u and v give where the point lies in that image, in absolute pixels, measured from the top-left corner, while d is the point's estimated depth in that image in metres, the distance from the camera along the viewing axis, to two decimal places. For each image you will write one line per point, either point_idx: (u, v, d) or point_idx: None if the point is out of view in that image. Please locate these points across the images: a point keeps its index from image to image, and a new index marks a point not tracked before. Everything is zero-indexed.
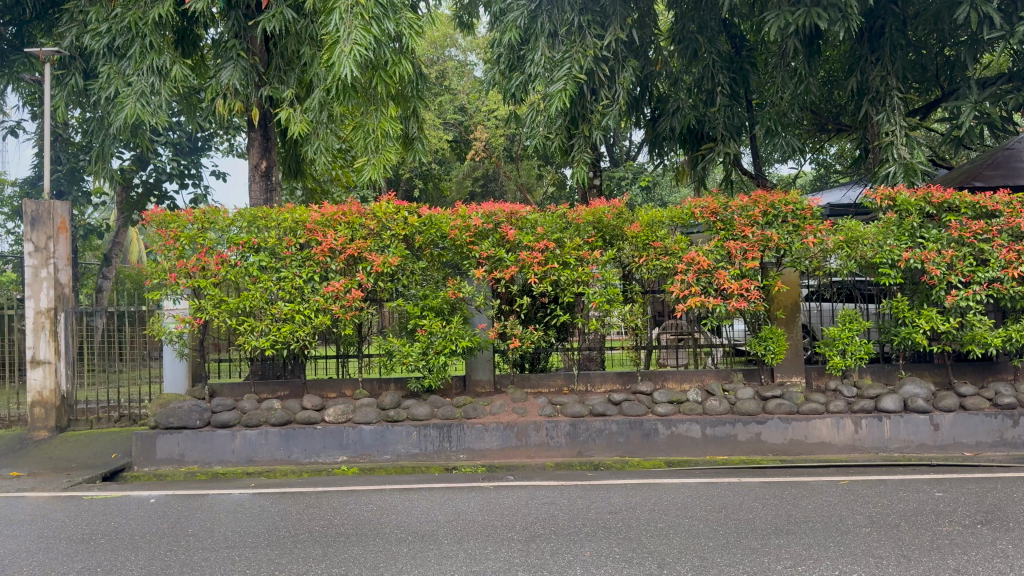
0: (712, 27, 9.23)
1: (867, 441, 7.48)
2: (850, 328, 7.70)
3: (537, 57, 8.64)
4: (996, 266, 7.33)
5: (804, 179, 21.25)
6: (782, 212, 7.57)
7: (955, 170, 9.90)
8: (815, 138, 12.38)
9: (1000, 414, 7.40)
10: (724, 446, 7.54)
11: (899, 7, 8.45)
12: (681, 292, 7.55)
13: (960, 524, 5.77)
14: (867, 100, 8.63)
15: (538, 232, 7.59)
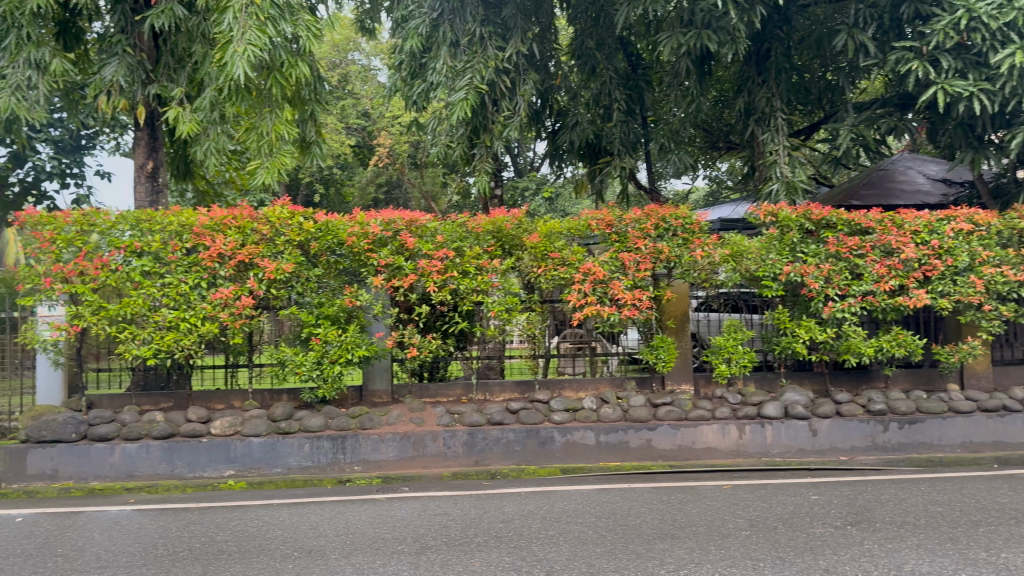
0: (610, 44, 9.42)
1: (750, 446, 7.77)
2: (734, 337, 8.03)
3: (438, 65, 8.52)
4: (869, 280, 7.60)
5: (697, 194, 21.94)
6: (672, 225, 7.82)
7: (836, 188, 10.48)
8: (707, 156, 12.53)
9: (872, 420, 7.75)
10: (616, 452, 7.68)
11: (783, 32, 8.73)
12: (577, 302, 7.61)
13: (832, 525, 6.07)
14: (753, 120, 8.85)
15: (437, 241, 7.59)
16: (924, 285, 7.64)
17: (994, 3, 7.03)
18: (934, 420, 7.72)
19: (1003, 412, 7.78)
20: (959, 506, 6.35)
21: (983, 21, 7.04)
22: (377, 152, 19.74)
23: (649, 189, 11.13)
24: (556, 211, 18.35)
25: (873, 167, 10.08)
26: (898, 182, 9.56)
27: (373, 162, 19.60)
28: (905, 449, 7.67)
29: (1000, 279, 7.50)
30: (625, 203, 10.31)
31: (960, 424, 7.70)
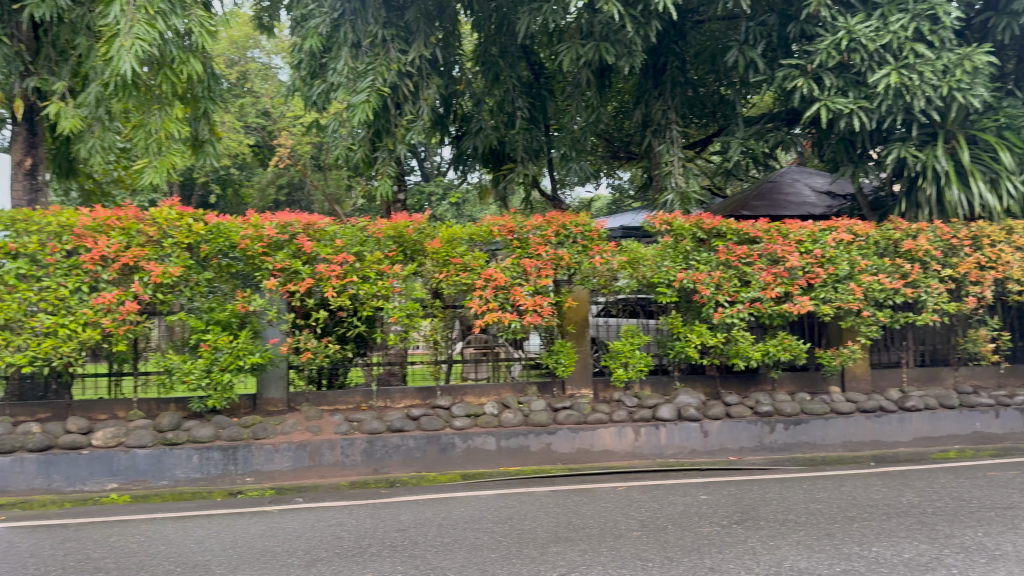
0: (513, 52, 9.49)
1: (646, 447, 7.81)
2: (632, 342, 8.09)
3: (339, 66, 8.37)
4: (757, 287, 7.67)
5: (600, 203, 22.36)
6: (572, 232, 7.82)
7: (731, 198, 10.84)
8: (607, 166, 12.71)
9: (759, 420, 7.82)
10: (516, 457, 7.67)
11: (679, 47, 8.99)
12: (479, 308, 7.55)
13: (718, 524, 6.27)
14: (650, 131, 9.09)
15: (337, 245, 7.38)
16: (808, 292, 7.70)
17: (871, 26, 7.25)
18: (817, 421, 7.79)
19: (880, 412, 7.83)
20: (837, 503, 6.62)
21: (861, 43, 7.25)
22: (277, 153, 19.16)
23: (551, 197, 11.24)
24: (460, 216, 18.25)
25: (764, 179, 10.53)
26: (785, 194, 10.03)
27: (273, 163, 19.01)
28: (790, 449, 7.72)
29: (879, 286, 7.54)
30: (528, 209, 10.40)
31: (840, 424, 7.77)
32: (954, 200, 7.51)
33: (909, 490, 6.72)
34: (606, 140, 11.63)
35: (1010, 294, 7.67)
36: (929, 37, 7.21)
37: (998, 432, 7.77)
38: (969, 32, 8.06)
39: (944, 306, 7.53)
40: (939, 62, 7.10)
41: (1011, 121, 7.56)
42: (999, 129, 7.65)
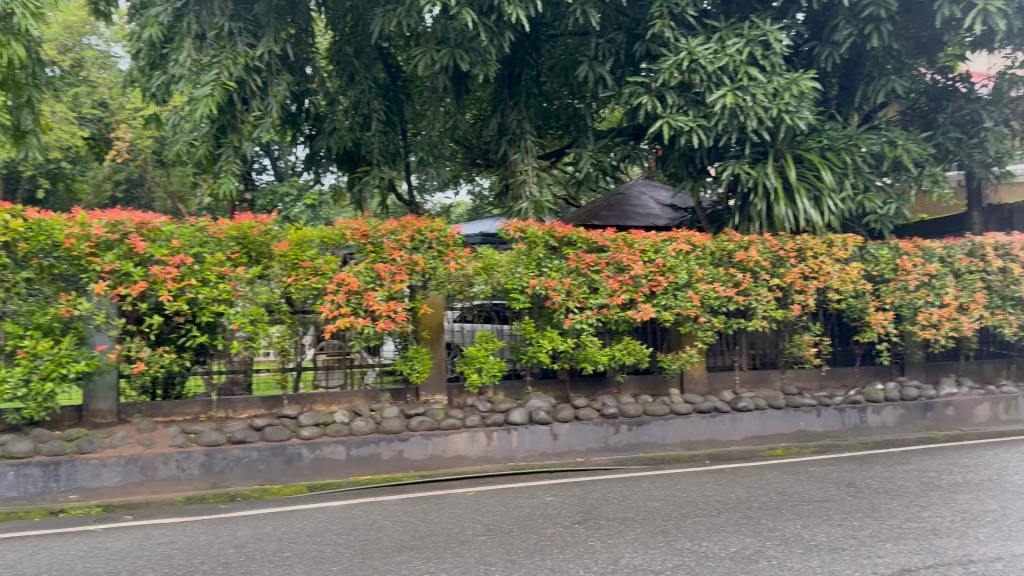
0: (369, 53, 9.37)
1: (497, 452, 7.71)
2: (486, 347, 7.98)
3: (180, 57, 7.95)
4: (604, 293, 7.73)
5: (459, 209, 22.42)
6: (428, 238, 7.65)
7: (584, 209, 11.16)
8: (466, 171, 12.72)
9: (605, 422, 7.88)
10: (367, 466, 7.42)
11: (533, 60, 9.17)
12: (330, 313, 7.19)
13: (561, 525, 6.27)
14: (505, 140, 9.23)
15: (173, 246, 6.97)
16: (650, 299, 7.88)
17: (710, 48, 7.57)
18: (657, 422, 7.97)
19: (714, 412, 8.11)
20: (673, 500, 6.57)
21: (701, 64, 7.54)
22: (114, 148, 17.80)
23: (408, 201, 11.12)
24: (317, 219, 17.70)
25: (612, 192, 10.90)
26: (634, 206, 10.48)
27: (110, 158, 17.66)
28: (632, 449, 7.87)
29: (714, 294, 7.85)
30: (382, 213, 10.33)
31: (679, 425, 7.99)
32: (782, 215, 8.00)
33: (739, 486, 6.72)
34: (463, 147, 11.69)
35: (830, 302, 8.23)
36: (762, 62, 7.60)
37: (820, 430, 8.17)
38: (797, 59, 8.63)
39: (772, 312, 7.98)
40: (768, 86, 7.46)
41: (831, 143, 8.14)
42: (821, 150, 8.21)
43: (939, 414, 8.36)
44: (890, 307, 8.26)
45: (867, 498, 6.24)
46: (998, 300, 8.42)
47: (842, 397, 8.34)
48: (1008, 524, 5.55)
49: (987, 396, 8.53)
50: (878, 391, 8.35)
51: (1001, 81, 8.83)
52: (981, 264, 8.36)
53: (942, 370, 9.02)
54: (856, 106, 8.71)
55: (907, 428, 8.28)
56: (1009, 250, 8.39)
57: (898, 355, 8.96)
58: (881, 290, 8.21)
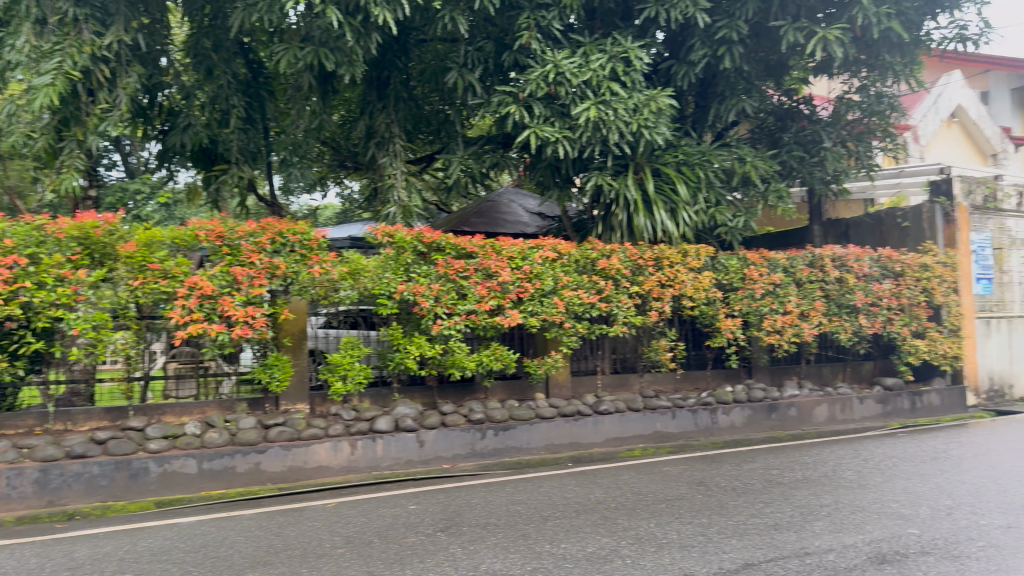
0: (228, 48, 8.96)
1: (361, 461, 7.52)
2: (351, 354, 7.78)
3: (17, 43, 7.37)
4: (472, 299, 7.70)
5: (328, 212, 21.98)
6: (289, 241, 7.38)
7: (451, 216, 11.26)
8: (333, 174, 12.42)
9: (471, 427, 7.87)
10: (220, 480, 7.04)
11: (402, 64, 9.15)
12: (181, 319, 6.85)
13: (424, 533, 5.91)
14: (373, 143, 9.11)
15: (4, 244, 6.38)
16: (517, 305, 7.93)
17: (575, 62, 7.77)
18: (523, 426, 8.03)
19: (577, 416, 8.29)
20: (535, 503, 6.44)
21: (566, 77, 7.73)
22: None
23: (268, 202, 10.73)
24: (176, 221, 16.81)
25: (482, 198, 11.03)
26: (503, 213, 10.65)
27: None
28: (498, 454, 7.89)
29: (578, 301, 8.02)
30: (240, 214, 9.99)
31: (543, 429, 8.09)
32: (641, 225, 8.34)
33: (599, 488, 6.70)
34: (331, 148, 11.36)
35: (684, 309, 8.59)
36: (622, 78, 7.89)
37: (675, 431, 8.51)
38: (655, 76, 9.05)
39: (632, 319, 8.24)
40: (630, 101, 7.74)
41: (687, 158, 8.55)
42: (677, 165, 8.60)
43: (783, 414, 8.92)
44: (739, 313, 8.73)
45: (715, 496, 6.26)
46: (835, 308, 9.12)
47: (694, 399, 8.73)
48: (840, 516, 5.75)
49: (824, 397, 9.16)
50: (727, 392, 8.80)
51: (840, 104, 9.59)
52: (820, 274, 9.03)
53: (785, 374, 9.63)
54: (708, 124, 9.15)
55: (753, 428, 8.77)
56: (844, 262, 9.15)
57: (747, 358, 9.47)
58: (730, 297, 8.67)
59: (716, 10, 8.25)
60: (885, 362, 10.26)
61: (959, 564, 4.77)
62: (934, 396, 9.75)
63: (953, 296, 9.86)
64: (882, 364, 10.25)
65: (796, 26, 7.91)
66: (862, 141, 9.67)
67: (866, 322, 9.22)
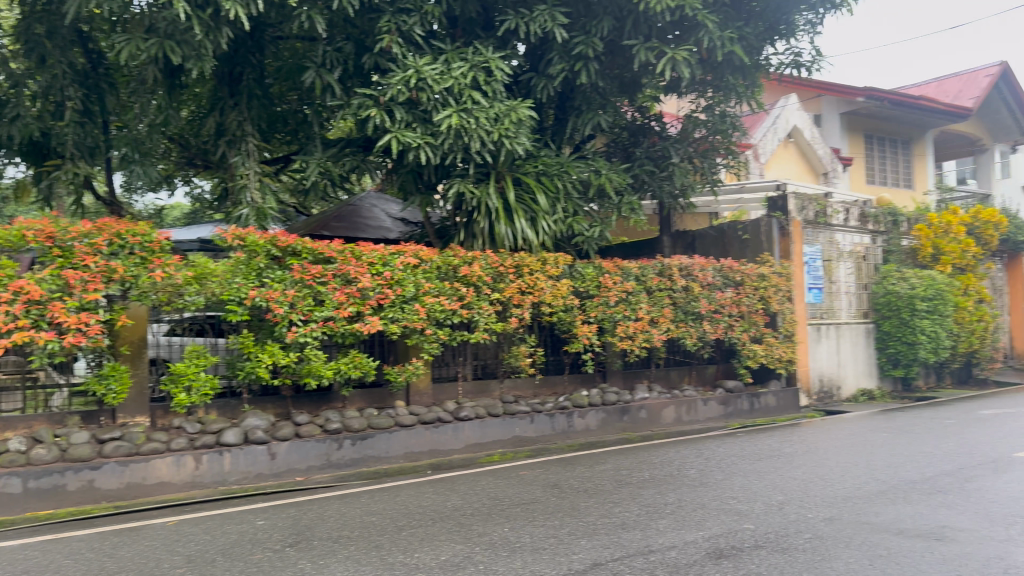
0: (64, 35, 8.34)
1: (207, 476, 7.16)
2: (197, 363, 7.40)
3: None
4: (330, 306, 7.52)
5: (177, 211, 21.01)
6: (128, 242, 6.96)
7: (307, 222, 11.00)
8: (181, 171, 11.85)
9: (327, 438, 7.68)
10: (47, 499, 6.47)
11: (256, 59, 8.78)
12: (3, 326, 6.25)
13: (271, 550, 5.60)
14: (224, 141, 8.82)
15: None
16: (377, 312, 7.82)
17: (437, 69, 7.79)
18: (381, 435, 7.92)
19: (437, 423, 8.29)
20: (390, 513, 6.24)
21: (428, 83, 7.72)
22: None
23: (106, 200, 10.00)
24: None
25: (344, 201, 11.04)
26: (362, 219, 10.64)
27: None
28: (355, 465, 7.73)
29: (440, 307, 8.02)
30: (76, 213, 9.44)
31: (403, 436, 8.03)
32: (503, 233, 8.46)
33: (455, 495, 6.64)
34: (178, 144, 10.86)
35: (543, 315, 8.78)
36: (484, 87, 7.97)
37: (533, 435, 8.69)
38: (516, 88, 9.16)
39: (493, 324, 8.36)
40: (491, 110, 7.83)
41: (546, 168, 8.78)
42: (537, 175, 8.82)
43: (633, 417, 9.30)
44: (594, 320, 9.03)
45: (568, 498, 6.35)
46: (682, 314, 9.68)
47: (552, 404, 8.96)
48: (683, 514, 5.91)
49: (671, 399, 9.63)
50: (583, 396, 9.10)
51: (687, 122, 10.14)
52: (668, 282, 9.54)
53: (637, 377, 10.06)
54: (566, 137, 9.38)
55: (607, 430, 9.10)
56: (691, 271, 9.73)
57: (601, 363, 9.80)
58: (586, 304, 8.95)
59: (574, 27, 8.60)
60: (726, 366, 10.91)
61: (788, 556, 4.91)
62: (770, 398, 10.44)
63: (787, 304, 10.69)
64: (724, 367, 10.89)
65: (647, 46, 8.30)
66: (706, 157, 10.32)
67: (709, 328, 9.85)
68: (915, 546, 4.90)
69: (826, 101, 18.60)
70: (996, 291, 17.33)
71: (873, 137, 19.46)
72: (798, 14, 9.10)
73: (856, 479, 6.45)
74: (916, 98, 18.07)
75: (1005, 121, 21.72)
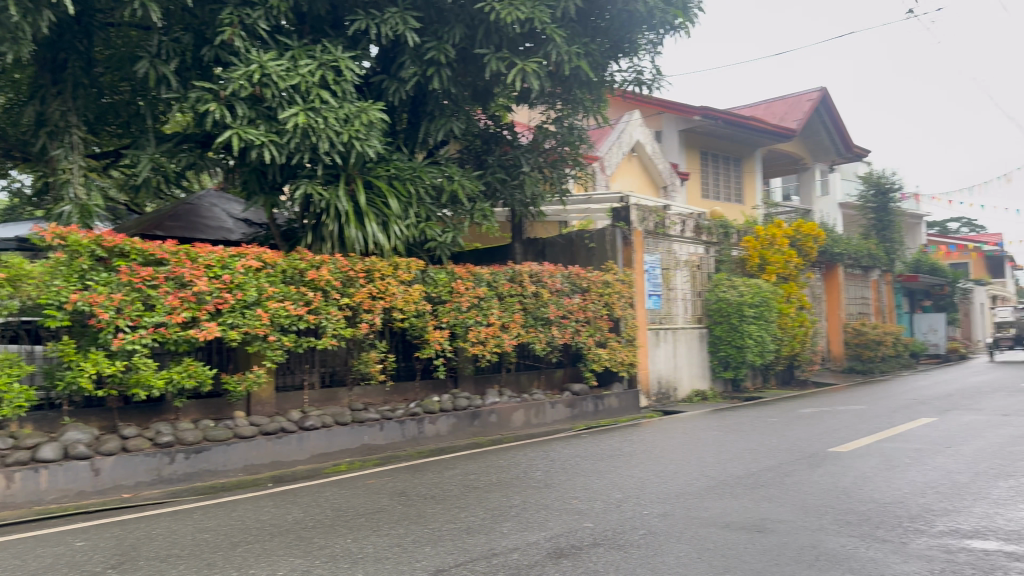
0: None
1: (18, 497, 6.42)
2: (9, 373, 6.60)
3: None
4: (162, 311, 7.11)
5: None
6: None
7: (140, 223, 10.48)
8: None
9: (157, 452, 7.18)
10: None
11: (84, 46, 8.19)
12: None
13: (89, 573, 5.19)
14: (44, 132, 8.15)
15: None
16: (215, 318, 7.48)
17: (282, 65, 7.58)
18: (218, 447, 7.52)
19: (281, 433, 7.98)
20: (226, 530, 5.97)
21: (272, 80, 7.49)
22: None
23: None
24: None
25: (181, 200, 10.63)
26: (201, 219, 10.25)
27: None
28: (189, 480, 7.27)
29: (284, 313, 7.77)
30: None
31: (243, 449, 7.65)
32: (353, 237, 8.32)
33: (297, 508, 6.45)
34: None
35: (394, 321, 8.72)
36: (332, 87, 7.82)
37: (382, 443, 8.57)
38: (366, 89, 9.12)
39: (341, 330, 8.14)
40: (340, 111, 7.71)
41: (398, 173, 8.73)
42: (389, 179, 8.78)
43: (484, 421, 9.42)
44: (446, 325, 9.08)
45: (414, 505, 6.34)
46: (532, 320, 9.90)
47: (402, 410, 8.91)
48: (525, 516, 6.00)
49: (520, 403, 9.84)
50: (434, 402, 9.14)
51: (538, 133, 10.45)
52: (518, 289, 9.75)
53: (488, 382, 10.24)
54: (418, 142, 9.42)
55: (458, 435, 9.14)
56: (540, 278, 10.01)
57: (452, 369, 9.92)
58: (439, 309, 8.97)
59: (425, 32, 8.66)
60: (573, 370, 11.27)
61: (623, 552, 5.09)
62: (613, 399, 10.89)
63: (629, 310, 11.27)
64: (571, 370, 11.25)
65: (498, 56, 8.50)
66: (555, 167, 10.67)
67: (557, 332, 10.11)
68: (739, 538, 5.21)
69: (666, 117, 19.53)
70: (815, 299, 18.84)
71: (708, 154, 20.70)
72: (640, 34, 9.56)
73: (688, 475, 6.82)
74: (746, 117, 19.60)
75: (824, 143, 23.85)
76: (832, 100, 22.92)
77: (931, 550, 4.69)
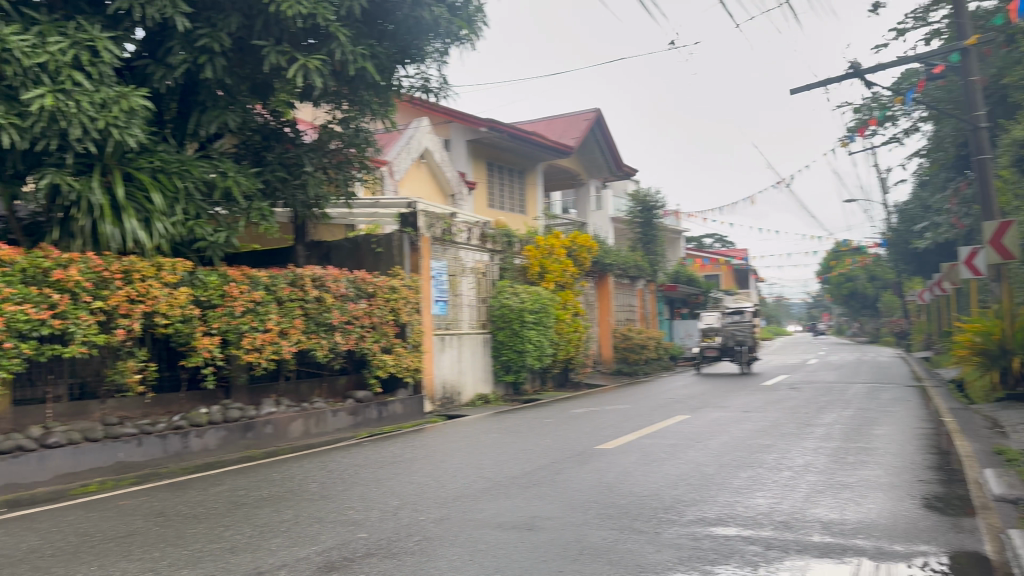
0: None
1: None
2: None
3: None
4: None
5: None
6: None
7: None
8: None
9: None
10: None
11: None
12: None
13: None
14: None
15: None
16: None
17: (27, 41, 6.84)
18: None
19: (15, 452, 7.02)
20: None
21: (13, 55, 6.72)
22: None
23: None
24: None
25: None
26: None
27: None
28: None
29: (22, 316, 6.80)
30: None
31: None
32: (107, 233, 7.68)
33: (33, 535, 5.78)
34: None
35: (157, 326, 8.13)
36: (87, 68, 7.19)
37: (140, 460, 7.87)
38: (129, 73, 8.59)
39: (93, 336, 7.35)
40: (95, 94, 7.09)
41: (163, 165, 8.21)
42: (153, 171, 8.21)
43: (258, 433, 9.02)
44: (217, 332, 8.63)
45: (172, 526, 5.90)
46: (313, 326, 9.63)
47: (164, 424, 8.30)
48: (296, 530, 5.79)
49: (299, 413, 9.56)
50: (201, 414, 8.64)
51: (323, 132, 10.21)
52: (299, 293, 9.43)
53: (264, 392, 9.88)
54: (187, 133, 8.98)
55: (227, 448, 8.67)
56: (324, 282, 9.76)
57: (224, 379, 9.49)
58: (208, 314, 8.52)
59: (197, 17, 8.25)
60: (358, 376, 11.20)
61: (396, 560, 5.04)
62: (396, 405, 10.90)
63: (415, 315, 11.35)
64: (355, 377, 11.17)
65: (278, 49, 8.23)
66: (342, 169, 10.45)
67: (341, 338, 9.94)
68: (509, 537, 5.36)
69: (453, 127, 19.96)
70: (589, 306, 20.17)
71: (493, 166, 21.28)
72: (428, 42, 9.63)
73: (466, 478, 6.96)
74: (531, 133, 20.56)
75: (598, 160, 25.41)
76: (605, 122, 24.46)
77: (680, 538, 5.09)
